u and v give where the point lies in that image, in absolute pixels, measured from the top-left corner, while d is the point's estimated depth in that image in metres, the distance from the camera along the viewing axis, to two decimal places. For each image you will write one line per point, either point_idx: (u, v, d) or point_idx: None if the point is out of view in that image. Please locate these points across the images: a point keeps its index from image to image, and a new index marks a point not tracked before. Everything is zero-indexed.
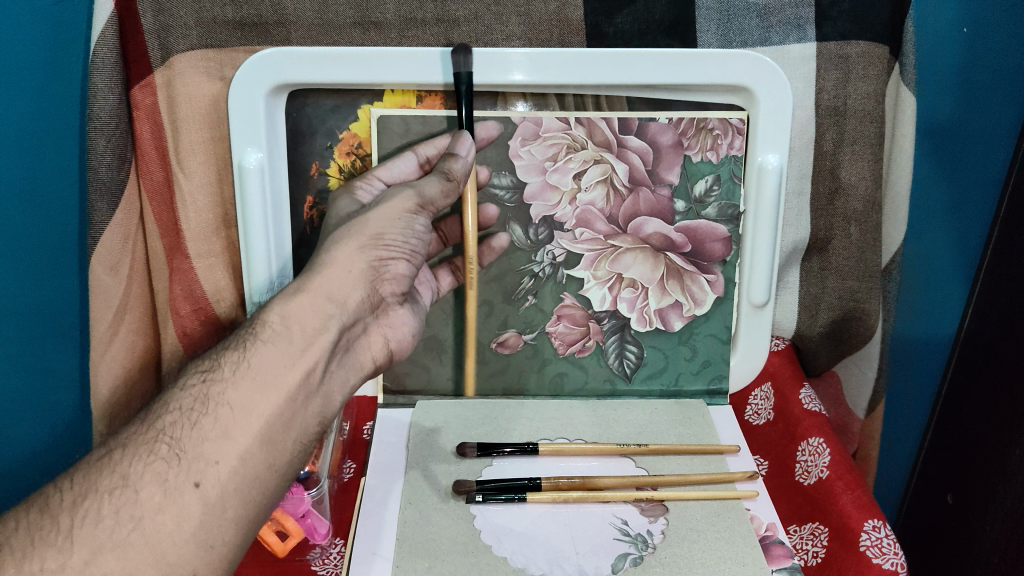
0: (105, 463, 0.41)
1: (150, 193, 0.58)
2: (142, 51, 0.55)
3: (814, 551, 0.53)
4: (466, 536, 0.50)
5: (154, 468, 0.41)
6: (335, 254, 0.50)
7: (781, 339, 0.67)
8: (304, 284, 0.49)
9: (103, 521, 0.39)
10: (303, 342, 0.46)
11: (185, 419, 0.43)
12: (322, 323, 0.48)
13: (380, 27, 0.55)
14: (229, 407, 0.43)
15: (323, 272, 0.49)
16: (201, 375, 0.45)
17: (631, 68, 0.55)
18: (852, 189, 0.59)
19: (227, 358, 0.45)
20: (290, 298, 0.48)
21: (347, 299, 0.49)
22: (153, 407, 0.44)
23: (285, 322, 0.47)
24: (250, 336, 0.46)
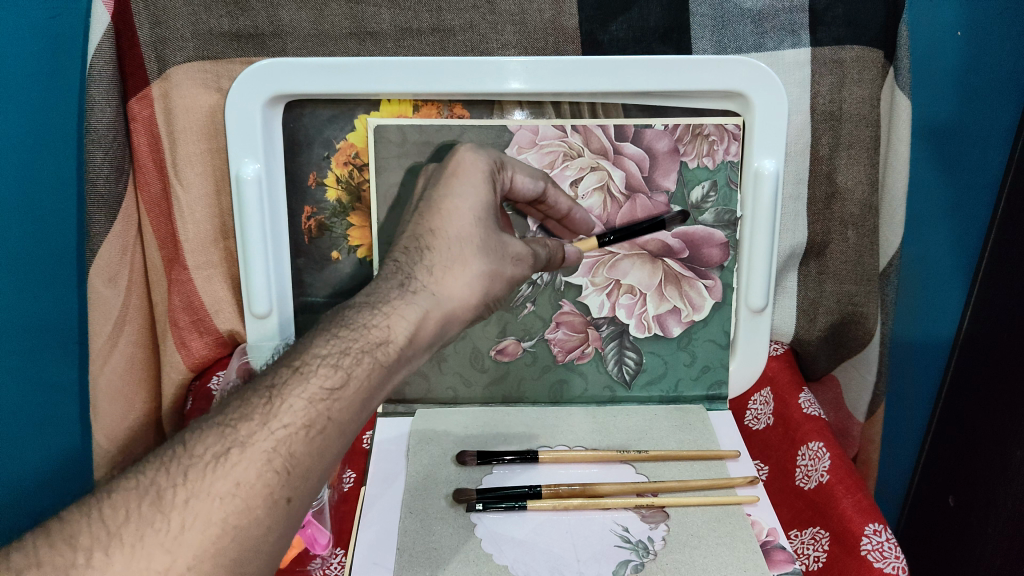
0: (219, 466, 0.37)
1: (148, 204, 0.59)
2: (138, 64, 0.55)
3: (815, 555, 0.53)
4: (466, 545, 0.50)
5: (268, 479, 0.37)
6: (467, 282, 0.45)
7: (780, 344, 0.67)
8: (431, 304, 0.44)
9: (210, 526, 0.36)
10: (407, 365, 0.43)
11: (304, 434, 0.39)
12: (426, 349, 0.45)
13: (376, 38, 0.55)
14: (339, 431, 0.40)
15: (449, 295, 0.45)
16: (327, 391, 0.40)
17: (627, 76, 0.55)
18: (848, 193, 0.60)
19: (356, 378, 0.41)
20: (420, 317, 0.43)
21: (455, 326, 0.46)
22: (271, 403, 0.39)
23: (410, 344, 0.43)
24: (375, 349, 0.42)
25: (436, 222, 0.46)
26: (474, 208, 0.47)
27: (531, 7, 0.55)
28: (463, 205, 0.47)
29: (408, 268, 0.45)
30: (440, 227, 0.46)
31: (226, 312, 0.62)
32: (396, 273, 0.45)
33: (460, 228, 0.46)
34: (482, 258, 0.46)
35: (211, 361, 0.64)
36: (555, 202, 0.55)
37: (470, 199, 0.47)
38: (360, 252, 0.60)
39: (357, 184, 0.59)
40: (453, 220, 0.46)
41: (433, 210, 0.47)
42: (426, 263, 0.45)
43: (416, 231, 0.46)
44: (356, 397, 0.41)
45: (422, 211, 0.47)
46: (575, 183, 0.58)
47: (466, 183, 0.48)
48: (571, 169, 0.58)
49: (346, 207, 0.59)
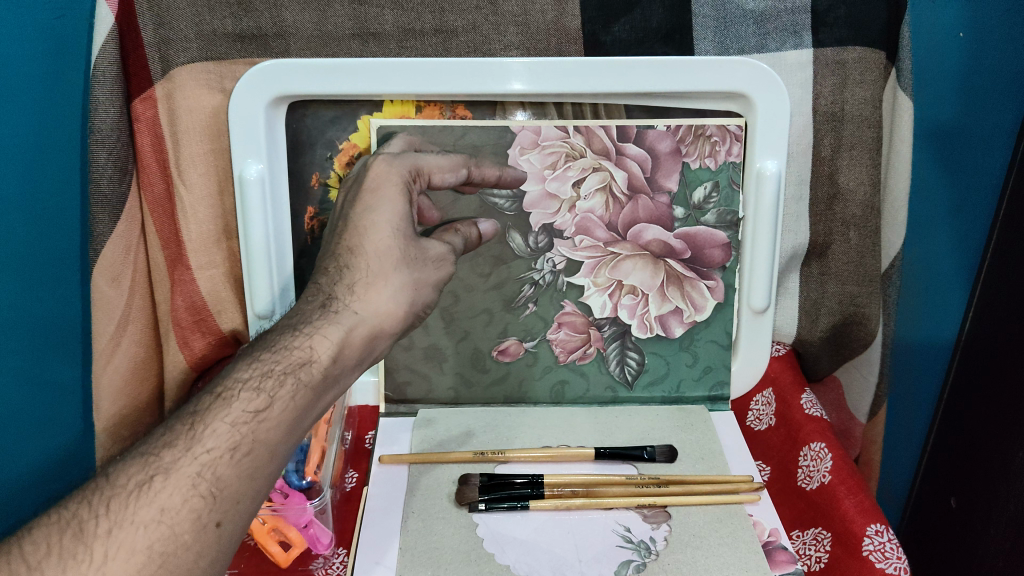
0: (142, 494, 0.39)
1: (151, 205, 0.59)
2: (142, 64, 0.55)
3: (817, 556, 0.53)
4: (468, 545, 0.50)
5: (192, 504, 0.39)
6: (386, 299, 0.47)
7: (782, 345, 0.67)
8: (354, 322, 0.46)
9: (135, 555, 0.38)
10: (331, 384, 0.45)
11: (229, 457, 0.41)
12: (350, 366, 0.46)
13: (379, 38, 0.56)
14: (266, 451, 0.42)
15: (371, 310, 0.46)
16: (250, 412, 0.42)
17: (630, 77, 0.55)
18: (850, 194, 0.60)
19: (280, 399, 0.43)
20: (342, 337, 0.45)
21: (376, 340, 0.47)
22: (194, 430, 0.41)
23: (334, 364, 0.45)
24: (298, 370, 0.43)
25: (354, 240, 0.48)
26: (390, 220, 0.48)
27: (534, 8, 0.55)
28: (380, 219, 0.48)
29: (329, 289, 0.47)
30: (358, 244, 0.47)
31: (229, 312, 0.62)
32: (319, 297, 0.47)
33: (379, 242, 0.47)
34: (404, 271, 0.48)
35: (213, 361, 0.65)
36: (481, 178, 0.57)
37: (385, 212, 0.48)
38: None
39: None
40: (370, 236, 0.48)
41: (351, 229, 0.48)
42: (347, 282, 0.46)
43: (336, 251, 0.48)
44: (281, 418, 0.43)
45: (341, 232, 0.49)
46: (579, 183, 0.58)
47: (383, 197, 0.49)
48: (574, 169, 0.58)
49: None
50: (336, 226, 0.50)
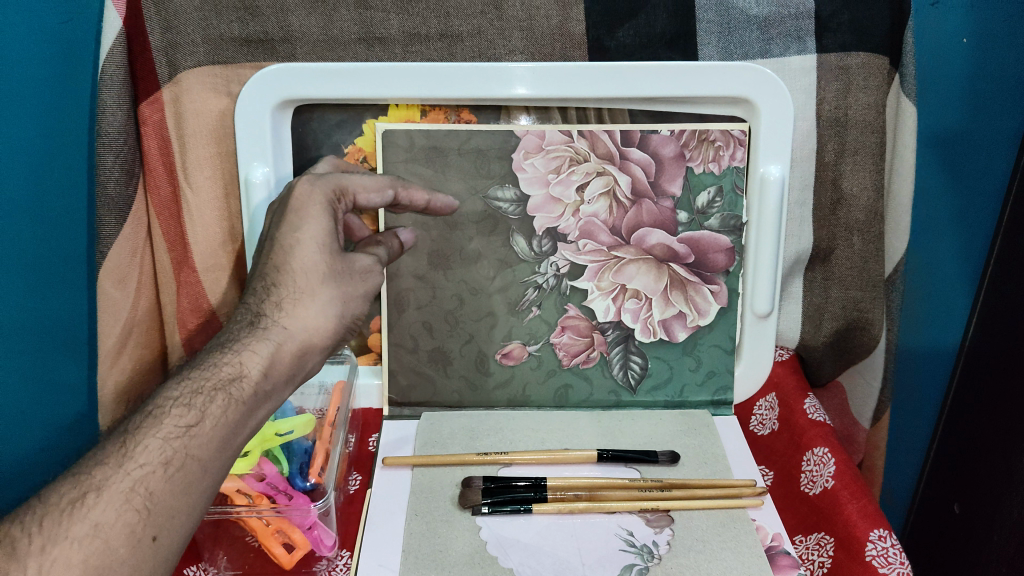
0: (74, 511, 0.38)
1: (157, 208, 0.59)
2: (149, 68, 0.56)
3: (820, 561, 0.53)
4: (471, 547, 0.50)
5: (126, 518, 0.38)
6: (314, 313, 0.46)
7: (785, 350, 0.67)
8: (283, 338, 0.45)
9: (71, 568, 0.37)
10: (261, 400, 0.44)
11: (161, 472, 0.40)
12: (278, 382, 0.45)
13: (384, 43, 0.56)
14: (200, 465, 0.41)
15: (300, 325, 0.46)
16: (181, 427, 0.41)
17: (633, 82, 0.56)
18: (854, 199, 0.60)
19: (211, 412, 0.42)
20: (271, 352, 0.45)
21: (305, 356, 0.46)
22: (126, 447, 0.41)
23: (264, 378, 0.44)
24: (228, 386, 0.43)
25: (279, 258, 0.46)
26: (315, 237, 0.47)
27: (538, 14, 0.56)
28: (305, 236, 0.47)
29: (257, 306, 0.46)
30: (283, 261, 0.46)
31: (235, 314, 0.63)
32: (246, 316, 0.46)
33: (305, 259, 0.46)
34: (330, 285, 0.47)
35: None
36: (409, 200, 0.55)
37: (309, 229, 0.47)
38: None
39: None
40: (295, 254, 0.46)
41: (276, 248, 0.47)
42: (274, 300, 0.46)
43: (262, 272, 0.47)
44: (213, 432, 0.42)
45: (265, 252, 0.47)
46: (582, 187, 0.58)
47: (308, 214, 0.48)
48: (578, 173, 0.58)
49: None
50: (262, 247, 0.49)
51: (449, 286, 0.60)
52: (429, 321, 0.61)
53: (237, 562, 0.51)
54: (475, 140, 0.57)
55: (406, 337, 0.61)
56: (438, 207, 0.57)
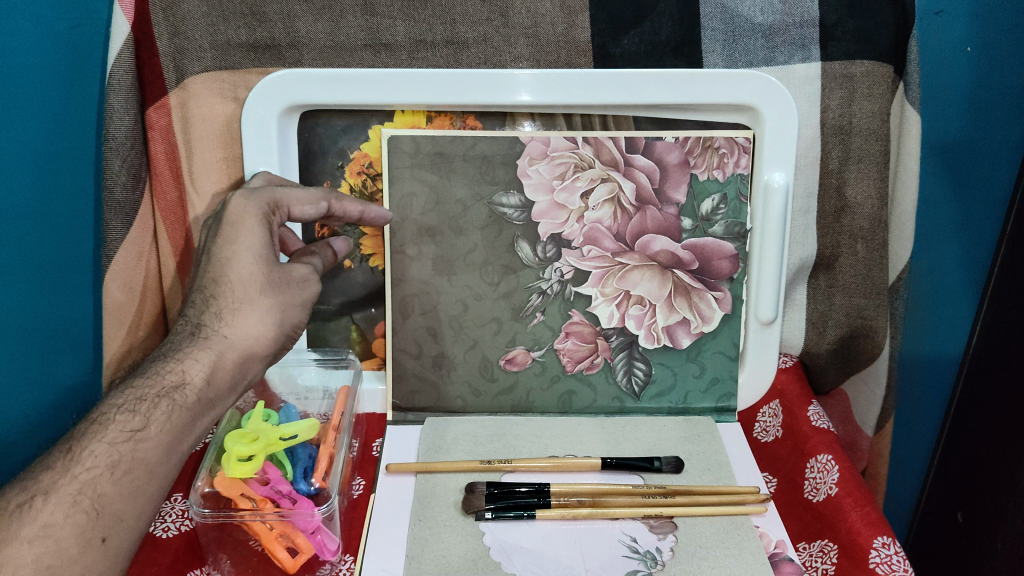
0: (25, 512, 0.41)
1: (164, 212, 0.60)
2: (156, 73, 0.56)
3: (823, 568, 0.52)
4: (475, 552, 0.51)
5: (75, 520, 0.42)
6: (253, 322, 0.48)
7: (789, 357, 0.67)
8: (223, 347, 0.47)
9: (22, 568, 0.40)
10: (203, 406, 0.47)
11: (109, 474, 0.43)
12: (221, 389, 0.48)
13: (390, 49, 0.56)
14: (147, 468, 0.44)
15: (240, 334, 0.48)
16: (127, 433, 0.44)
17: (637, 89, 0.56)
18: (858, 207, 0.60)
19: (156, 418, 0.45)
20: (213, 360, 0.47)
21: (245, 364, 0.48)
22: (73, 452, 0.43)
23: (207, 385, 0.47)
24: (173, 393, 0.46)
25: (216, 271, 0.48)
26: (251, 249, 0.48)
27: (544, 21, 0.56)
28: (240, 250, 0.48)
29: (197, 317, 0.48)
30: (220, 274, 0.48)
31: None
32: (187, 326, 0.48)
33: (241, 271, 0.48)
34: (269, 295, 0.49)
35: None
36: (342, 212, 0.54)
37: (245, 242, 0.48)
38: (373, 261, 0.62)
39: (371, 194, 0.60)
40: (231, 267, 0.48)
41: (213, 261, 0.48)
42: (213, 311, 0.48)
43: (201, 285, 0.48)
44: (159, 437, 0.45)
45: (204, 265, 0.49)
46: (587, 194, 0.59)
47: (244, 228, 0.49)
48: (582, 179, 0.58)
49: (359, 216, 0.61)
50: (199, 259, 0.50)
51: (454, 292, 0.60)
52: (433, 326, 0.61)
53: (240, 566, 0.51)
54: (480, 146, 0.58)
55: (411, 342, 0.61)
56: (372, 217, 0.56)
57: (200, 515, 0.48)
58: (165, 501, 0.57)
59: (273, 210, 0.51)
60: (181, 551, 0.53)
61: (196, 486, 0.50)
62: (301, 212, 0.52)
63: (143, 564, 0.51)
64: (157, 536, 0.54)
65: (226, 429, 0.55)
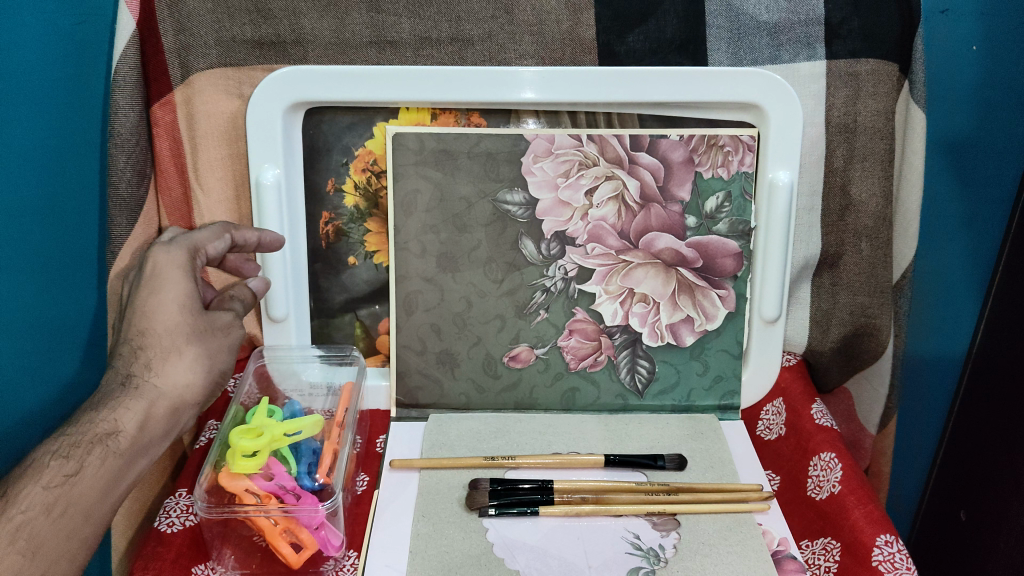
0: None
1: (168, 209, 0.60)
2: (161, 70, 0.56)
3: (826, 566, 0.52)
4: (478, 549, 0.51)
5: (9, 563, 0.41)
6: (183, 370, 0.48)
7: (793, 354, 0.67)
8: (155, 395, 0.47)
9: None
10: (137, 452, 0.47)
11: (44, 517, 0.42)
12: (153, 436, 0.47)
13: (396, 46, 0.56)
14: (83, 511, 0.44)
15: (171, 383, 0.48)
16: (61, 476, 0.43)
17: (643, 87, 0.56)
18: (862, 206, 0.60)
19: (92, 462, 0.44)
20: (146, 408, 0.47)
21: (175, 412, 0.48)
22: (5, 498, 0.42)
23: (141, 432, 0.47)
24: (107, 439, 0.45)
25: (142, 322, 0.48)
26: (176, 299, 0.49)
27: (549, 18, 0.56)
28: (165, 300, 0.49)
29: (126, 367, 0.48)
30: (147, 326, 0.48)
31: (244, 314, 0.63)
32: (116, 376, 0.48)
33: (168, 322, 0.49)
34: (196, 344, 0.49)
35: None
36: (243, 241, 0.55)
37: (170, 291, 0.49)
38: (377, 258, 0.62)
39: (375, 191, 0.60)
40: (156, 318, 0.49)
41: (136, 314, 0.49)
42: (143, 361, 0.48)
43: (125, 338, 0.49)
44: (95, 481, 0.44)
45: (126, 319, 0.49)
46: (591, 191, 0.59)
47: (167, 277, 0.50)
48: (585, 177, 0.58)
49: (364, 213, 0.61)
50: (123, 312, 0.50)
51: (458, 289, 0.60)
52: (437, 323, 0.61)
53: (245, 561, 0.51)
54: (484, 143, 0.58)
55: (415, 339, 0.61)
56: (269, 242, 0.56)
57: (204, 510, 0.48)
58: (169, 497, 0.56)
59: (193, 257, 0.52)
60: (185, 547, 0.53)
61: (200, 481, 0.50)
62: (212, 247, 0.54)
63: (147, 561, 0.51)
64: (161, 531, 0.54)
65: (230, 423, 0.55)
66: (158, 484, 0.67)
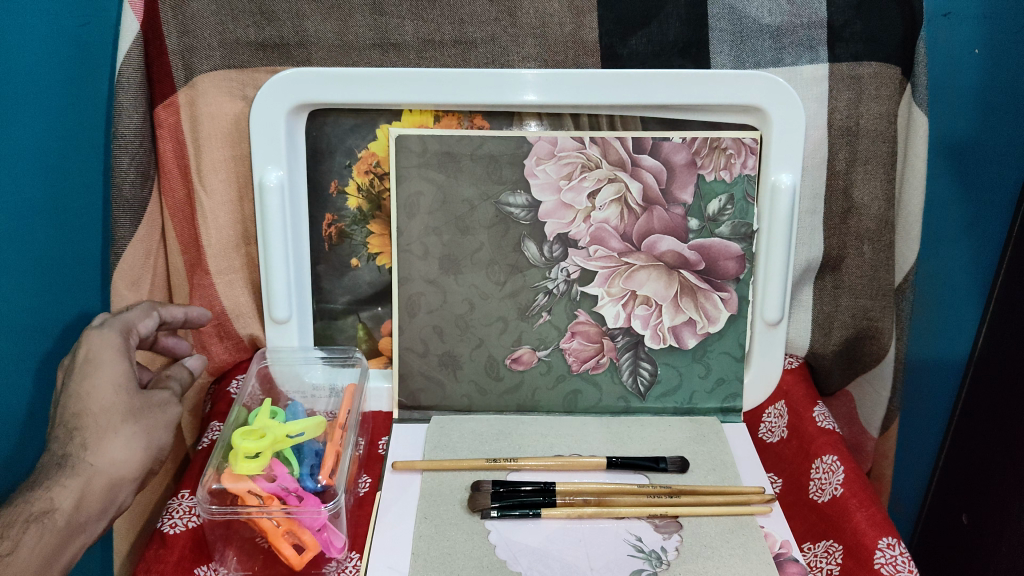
0: None
1: (171, 209, 0.60)
2: (165, 72, 0.57)
3: (829, 568, 0.52)
4: (481, 550, 0.51)
5: None
6: (120, 448, 0.47)
7: (794, 358, 0.67)
8: (91, 473, 0.46)
9: None
10: (71, 531, 0.46)
11: None
12: (87, 516, 0.46)
13: (399, 49, 0.56)
14: None
15: (107, 462, 0.47)
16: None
17: (646, 90, 0.56)
18: (864, 208, 0.60)
19: (27, 540, 0.44)
20: (82, 487, 0.46)
21: (114, 489, 0.47)
22: None
23: (76, 512, 0.46)
24: (41, 519, 0.44)
25: (74, 404, 0.47)
26: (111, 380, 0.48)
27: (552, 21, 0.56)
28: (100, 381, 0.48)
29: (61, 449, 0.47)
30: (80, 407, 0.47)
31: (246, 316, 0.63)
32: (47, 459, 0.46)
33: (102, 402, 0.48)
34: (133, 422, 0.48)
35: (230, 365, 0.65)
36: (169, 317, 0.57)
37: (105, 373, 0.48)
38: (380, 260, 0.62)
39: (378, 193, 0.60)
40: (91, 399, 0.48)
41: (69, 398, 0.48)
42: (77, 441, 0.47)
43: (58, 422, 0.47)
44: (30, 558, 0.44)
45: (59, 403, 0.48)
46: (594, 194, 0.59)
47: (100, 359, 0.49)
48: (587, 180, 0.58)
49: (367, 215, 0.61)
50: (55, 398, 0.49)
51: (460, 291, 0.60)
52: (439, 325, 0.61)
53: (248, 562, 0.51)
54: (487, 146, 0.58)
55: (417, 341, 0.61)
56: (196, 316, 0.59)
57: (208, 512, 0.49)
58: (173, 498, 0.56)
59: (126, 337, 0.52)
60: (188, 548, 0.53)
61: (204, 482, 0.50)
62: (144, 325, 0.55)
63: (150, 563, 0.51)
64: (164, 532, 0.53)
65: (232, 425, 0.55)
66: (160, 484, 0.67)
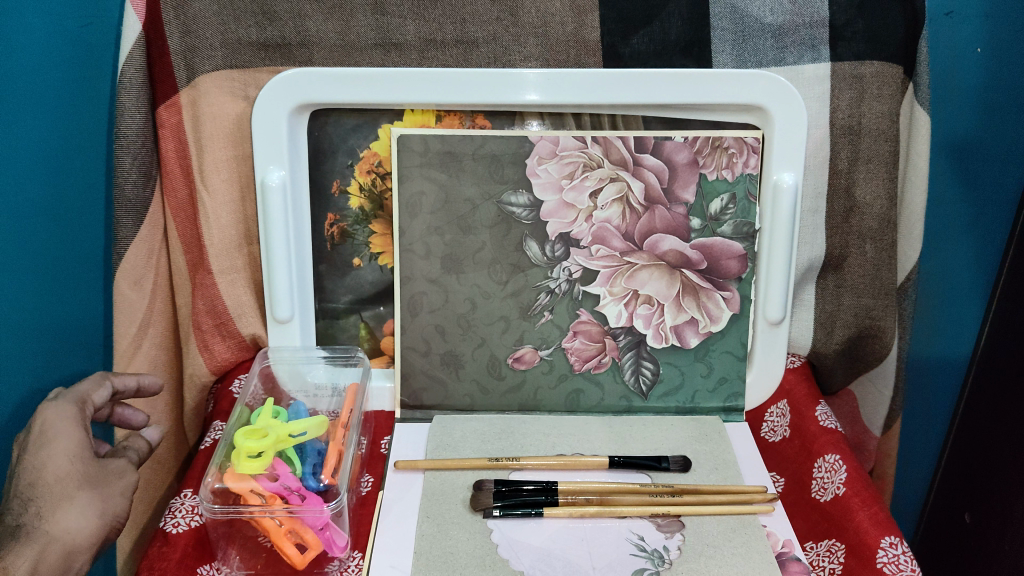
0: None
1: (174, 209, 0.60)
2: (167, 72, 0.57)
3: (831, 568, 0.52)
4: (483, 549, 0.51)
5: None
6: (75, 517, 0.48)
7: (796, 357, 0.66)
8: (46, 542, 0.47)
9: None
10: None
11: None
12: None
13: (401, 49, 0.56)
14: None
15: (62, 530, 0.47)
16: None
17: (648, 89, 0.56)
18: (867, 207, 0.60)
19: None
20: (35, 556, 0.46)
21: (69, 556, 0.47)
22: None
23: None
24: None
25: (29, 475, 0.48)
26: (67, 450, 0.49)
27: (554, 20, 0.56)
28: (56, 452, 0.49)
29: (15, 519, 0.47)
30: (36, 477, 0.48)
31: (248, 316, 0.63)
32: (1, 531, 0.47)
33: (59, 471, 0.48)
34: (88, 491, 0.49)
35: (232, 365, 0.65)
36: (121, 386, 0.56)
37: (61, 443, 0.49)
38: (382, 259, 0.62)
39: (380, 193, 0.61)
40: (46, 469, 0.48)
41: (24, 469, 0.48)
42: (32, 510, 0.47)
43: (14, 493, 0.48)
44: None
45: (15, 473, 0.48)
46: (596, 194, 0.59)
47: (57, 429, 0.49)
48: (589, 180, 0.58)
49: (369, 215, 0.61)
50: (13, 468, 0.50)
51: (462, 290, 0.61)
52: (441, 325, 0.61)
53: (250, 561, 0.51)
54: (489, 145, 0.58)
55: (419, 340, 0.61)
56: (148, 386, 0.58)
57: (211, 511, 0.49)
58: (175, 497, 0.56)
59: (82, 406, 0.52)
60: (191, 547, 0.53)
61: (206, 482, 0.50)
62: (99, 396, 0.54)
63: (153, 561, 0.51)
64: (167, 531, 0.53)
65: (234, 425, 0.55)
66: (163, 483, 0.67)
